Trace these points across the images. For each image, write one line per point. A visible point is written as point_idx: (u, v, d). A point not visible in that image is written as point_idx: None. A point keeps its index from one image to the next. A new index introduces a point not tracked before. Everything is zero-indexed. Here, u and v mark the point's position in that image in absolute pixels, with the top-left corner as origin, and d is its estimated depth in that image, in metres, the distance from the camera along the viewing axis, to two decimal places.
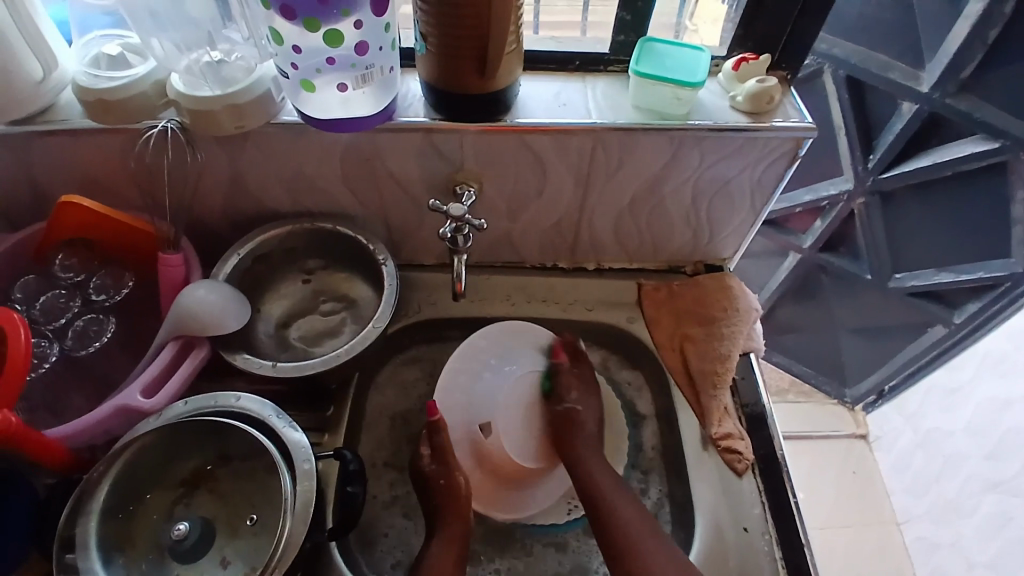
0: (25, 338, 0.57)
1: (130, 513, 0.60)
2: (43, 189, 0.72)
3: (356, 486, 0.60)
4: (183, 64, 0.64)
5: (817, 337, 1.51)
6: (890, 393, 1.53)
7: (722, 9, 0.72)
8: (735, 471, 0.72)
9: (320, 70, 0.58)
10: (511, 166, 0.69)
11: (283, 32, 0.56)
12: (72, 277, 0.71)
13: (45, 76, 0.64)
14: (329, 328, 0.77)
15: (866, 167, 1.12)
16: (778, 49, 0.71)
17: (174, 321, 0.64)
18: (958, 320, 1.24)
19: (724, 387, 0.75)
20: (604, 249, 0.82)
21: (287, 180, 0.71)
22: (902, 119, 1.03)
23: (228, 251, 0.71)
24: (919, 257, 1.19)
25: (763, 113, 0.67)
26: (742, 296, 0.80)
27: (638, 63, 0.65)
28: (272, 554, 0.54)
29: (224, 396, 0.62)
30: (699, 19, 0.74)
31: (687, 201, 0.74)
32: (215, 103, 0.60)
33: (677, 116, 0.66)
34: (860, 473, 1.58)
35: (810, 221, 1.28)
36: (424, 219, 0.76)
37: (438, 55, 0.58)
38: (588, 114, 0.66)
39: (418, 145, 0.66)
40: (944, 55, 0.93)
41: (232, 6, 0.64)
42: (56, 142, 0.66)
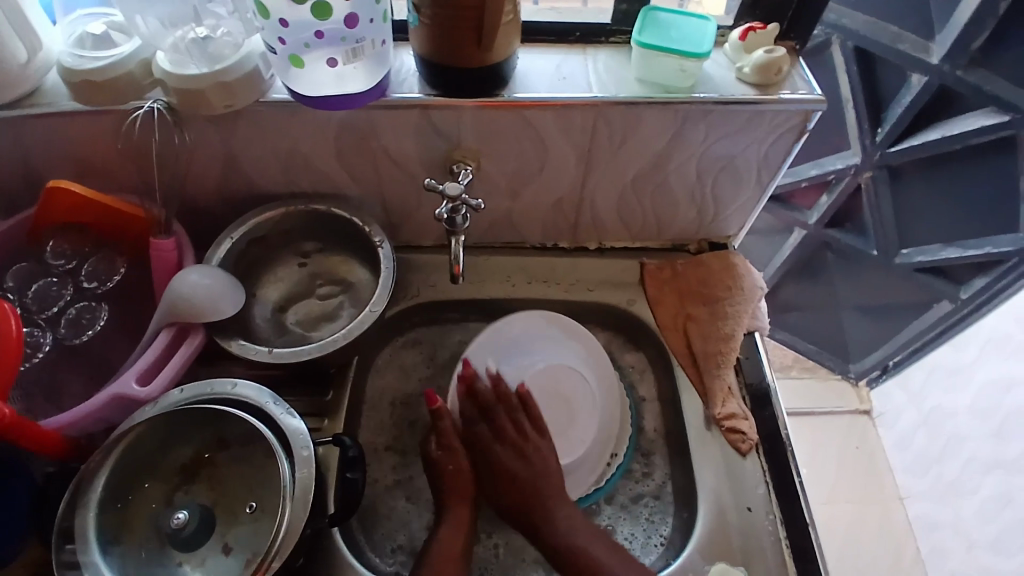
0: (16, 325, 0.55)
1: (128, 503, 0.59)
2: (30, 174, 0.70)
3: (357, 472, 0.59)
4: (169, 41, 0.61)
5: (822, 314, 1.49)
6: (895, 368, 1.51)
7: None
8: (739, 451, 0.71)
9: (309, 45, 0.56)
10: (509, 144, 0.67)
11: (270, 6, 0.53)
12: (65, 262, 0.70)
13: (29, 58, 0.61)
14: (327, 312, 0.75)
15: (874, 140, 1.09)
16: (787, 18, 0.68)
17: (167, 307, 0.63)
18: (964, 297, 1.22)
19: (728, 367, 0.74)
20: (606, 227, 0.80)
21: (280, 160, 0.69)
22: (911, 91, 1.00)
23: (221, 236, 0.70)
24: (925, 233, 1.18)
25: (771, 86, 0.64)
26: (747, 275, 0.78)
27: (640, 34, 0.63)
28: (271, 542, 0.53)
29: (219, 382, 0.61)
30: None
31: (691, 177, 0.72)
32: (201, 82, 0.58)
33: (682, 88, 0.64)
34: (863, 448, 1.58)
35: (816, 196, 1.25)
36: (421, 200, 0.74)
37: (432, 29, 0.56)
38: (589, 89, 0.64)
39: (412, 123, 0.64)
40: (955, 26, 0.90)
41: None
42: (40, 125, 0.64)
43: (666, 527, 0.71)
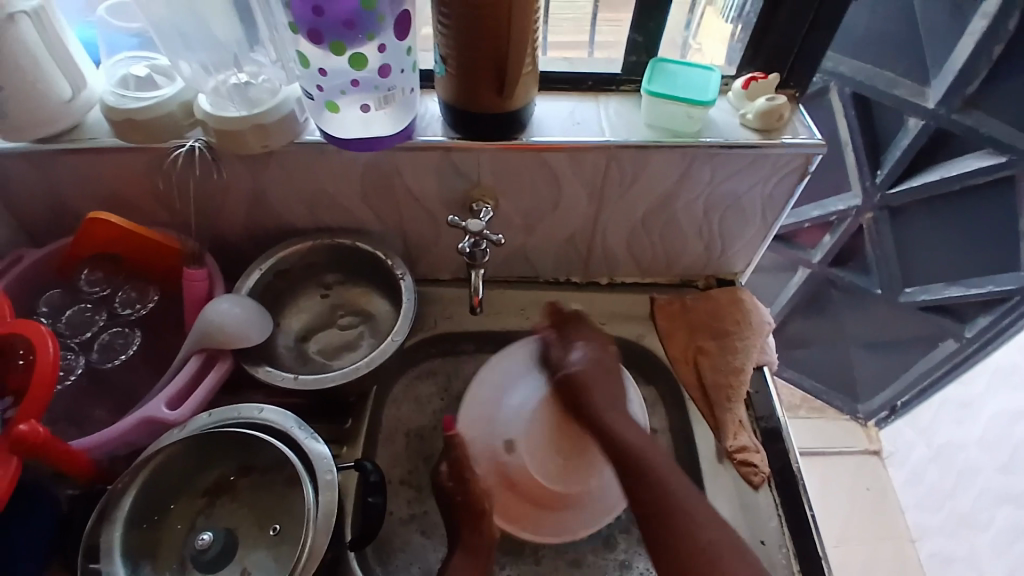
0: (52, 348, 0.58)
1: (154, 524, 0.61)
2: (71, 205, 0.74)
3: (377, 497, 0.60)
4: (210, 85, 0.66)
5: (828, 351, 1.51)
6: (903, 407, 1.52)
7: (729, 29, 0.74)
8: (751, 484, 0.72)
9: (344, 92, 0.60)
10: (526, 183, 0.71)
11: (309, 55, 0.58)
12: (99, 290, 0.73)
13: (74, 95, 0.66)
14: (347, 341, 0.78)
15: (874, 181, 1.13)
16: (787, 68, 0.72)
17: (198, 335, 0.66)
18: (969, 334, 1.24)
19: (738, 400, 0.76)
20: (617, 263, 0.83)
21: (309, 197, 0.72)
22: (909, 135, 1.05)
23: (251, 267, 0.73)
24: (928, 272, 1.20)
25: (772, 130, 0.68)
26: (754, 311, 0.81)
27: (650, 82, 0.67)
28: (295, 562, 0.54)
29: (247, 407, 0.63)
30: (703, 39, 0.76)
31: (699, 215, 0.76)
32: (240, 123, 0.62)
33: (690, 133, 0.68)
34: (874, 489, 1.57)
35: (819, 236, 1.29)
36: (440, 235, 0.78)
37: (458, 76, 0.60)
38: (602, 132, 0.68)
39: (436, 163, 0.68)
40: (950, 70, 0.94)
41: (260, 30, 0.66)
42: (84, 160, 0.68)
43: None
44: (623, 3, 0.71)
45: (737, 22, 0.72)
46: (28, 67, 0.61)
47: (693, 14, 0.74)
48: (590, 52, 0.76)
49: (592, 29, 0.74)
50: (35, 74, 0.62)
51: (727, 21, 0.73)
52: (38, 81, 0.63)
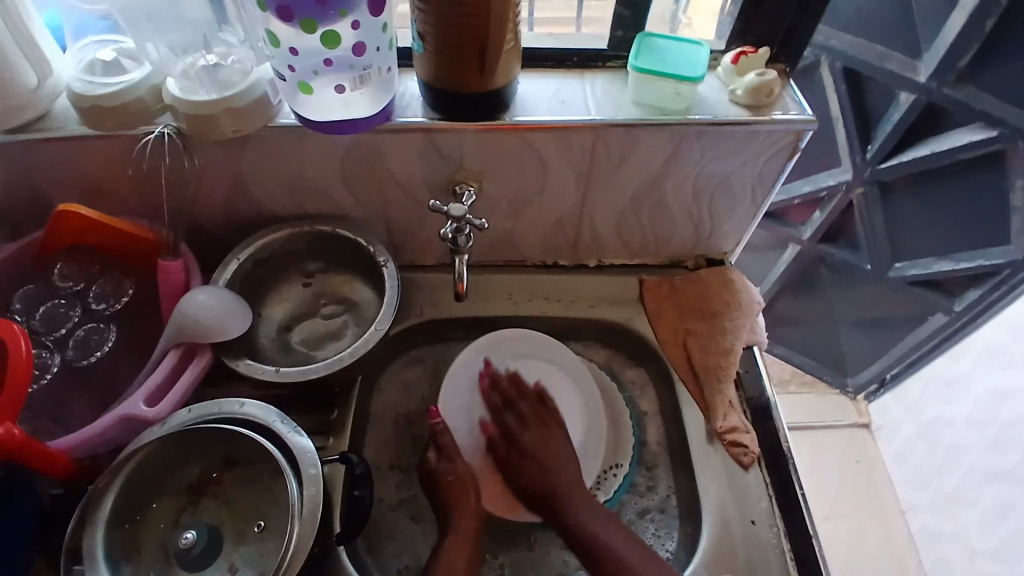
0: (26, 346, 0.56)
1: (136, 523, 0.60)
2: (41, 196, 0.71)
3: (364, 489, 0.59)
4: (180, 68, 0.63)
5: (818, 328, 1.51)
6: (892, 380, 1.52)
7: (718, 2, 0.71)
8: (741, 464, 0.72)
9: (317, 72, 0.58)
10: (510, 166, 0.69)
11: (279, 34, 0.55)
12: (72, 285, 0.71)
13: (40, 83, 0.63)
14: (331, 331, 0.76)
15: (864, 157, 1.12)
16: (778, 42, 0.70)
17: (175, 327, 0.64)
18: (958, 309, 1.24)
19: (728, 380, 0.75)
20: (606, 245, 0.82)
21: (287, 183, 0.70)
22: (899, 109, 1.03)
23: (228, 256, 0.71)
24: (917, 247, 1.20)
25: (763, 107, 0.66)
26: (743, 291, 0.80)
27: (636, 59, 0.65)
28: (280, 560, 0.53)
29: (228, 402, 0.62)
30: (692, 14, 0.73)
31: (688, 195, 0.74)
32: (211, 108, 0.60)
33: (678, 110, 0.66)
34: (863, 462, 1.58)
35: (809, 212, 1.28)
36: (424, 220, 0.76)
37: (436, 56, 0.58)
38: (588, 111, 0.66)
39: (417, 146, 0.65)
40: (941, 45, 0.93)
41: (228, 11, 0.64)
42: (51, 149, 0.66)
43: (673, 541, 0.71)
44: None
45: None
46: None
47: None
48: (577, 28, 0.73)
49: (579, 4, 0.71)
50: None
51: None
52: (4, 70, 0.59)
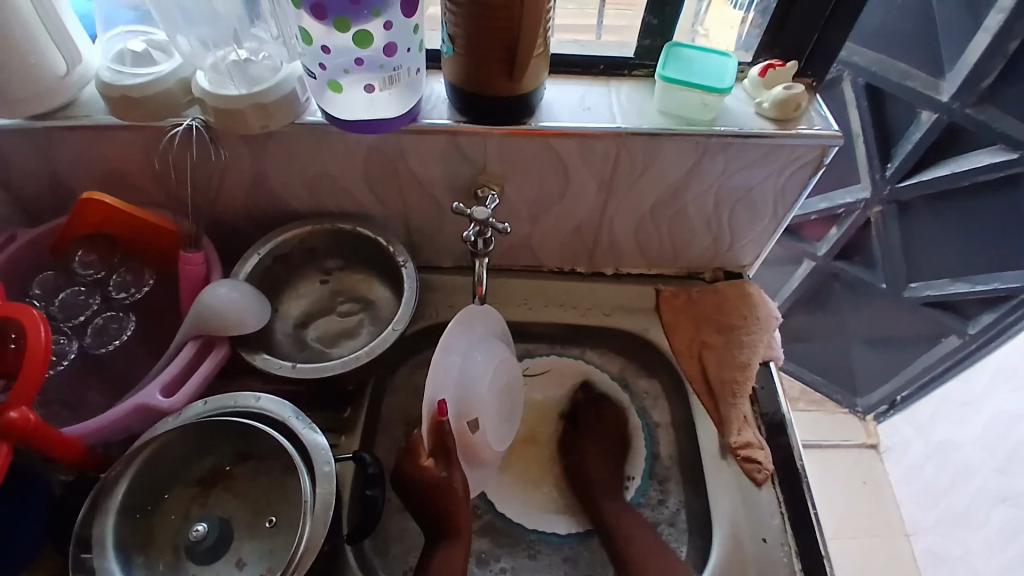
0: (44, 332, 0.56)
1: (147, 513, 0.60)
2: (65, 184, 0.72)
3: (376, 490, 0.59)
4: (210, 61, 0.64)
5: (829, 345, 1.50)
6: (901, 403, 1.52)
7: (739, 16, 0.71)
8: (754, 480, 0.71)
9: (347, 70, 0.58)
10: (533, 171, 0.69)
11: (312, 32, 0.56)
12: (92, 273, 0.72)
13: (68, 70, 0.63)
14: (347, 329, 0.76)
15: (883, 175, 1.11)
16: (805, 56, 0.70)
17: (194, 320, 0.64)
18: (972, 332, 1.23)
19: (743, 395, 0.74)
20: (624, 254, 0.82)
21: (310, 180, 0.70)
22: (921, 128, 1.03)
23: (249, 251, 0.71)
24: (934, 268, 1.19)
25: (788, 121, 0.66)
26: (761, 304, 0.79)
27: (663, 68, 0.65)
28: (291, 558, 0.53)
29: (243, 396, 0.62)
30: (710, 25, 0.72)
31: (709, 207, 0.74)
32: (239, 103, 0.60)
33: (703, 121, 0.66)
34: (871, 482, 1.57)
35: (825, 229, 1.27)
36: (443, 222, 0.76)
37: (465, 58, 0.58)
38: (613, 119, 0.66)
39: (441, 148, 0.66)
40: (963, 67, 0.93)
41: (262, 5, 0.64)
42: (79, 137, 0.66)
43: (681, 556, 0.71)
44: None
45: (749, 9, 0.70)
46: (25, 43, 0.58)
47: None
48: (598, 36, 0.73)
49: (600, 12, 0.71)
50: (27, 50, 0.59)
51: (737, 8, 0.71)
52: (33, 57, 0.60)
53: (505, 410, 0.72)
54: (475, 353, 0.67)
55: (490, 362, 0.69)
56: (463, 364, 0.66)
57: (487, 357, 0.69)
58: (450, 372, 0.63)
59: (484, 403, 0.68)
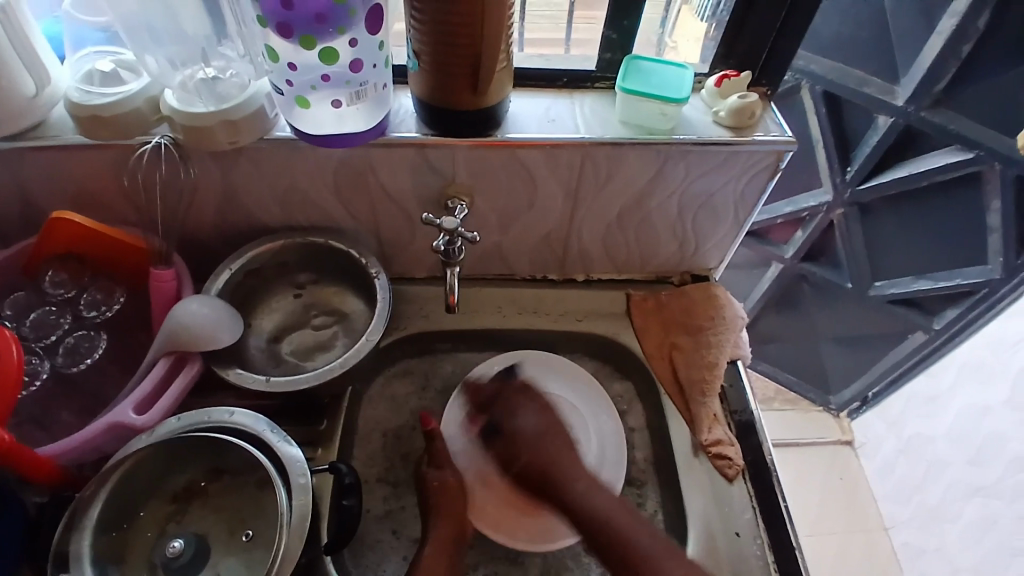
0: (17, 352, 0.56)
1: (122, 531, 0.59)
2: (34, 204, 0.72)
3: (352, 499, 0.59)
4: (178, 80, 0.64)
5: (800, 345, 1.54)
6: (873, 399, 1.56)
7: (703, 27, 0.74)
8: (725, 476, 0.73)
9: (314, 86, 0.59)
10: (502, 181, 0.70)
11: (279, 49, 0.56)
12: (63, 292, 0.71)
13: (37, 92, 0.64)
14: (321, 342, 0.77)
15: (844, 178, 1.15)
16: (760, 67, 0.73)
17: (166, 336, 0.64)
18: (937, 326, 1.27)
19: (712, 394, 0.77)
20: (593, 261, 0.84)
21: (280, 195, 0.71)
22: (878, 133, 1.07)
23: (220, 267, 0.72)
24: (896, 266, 1.23)
25: (745, 128, 0.69)
26: (728, 305, 0.82)
27: (624, 80, 0.67)
28: (268, 569, 0.53)
29: (216, 411, 0.62)
30: (678, 38, 0.75)
31: (673, 213, 0.76)
32: (208, 119, 0.61)
33: (663, 130, 0.68)
34: (846, 479, 1.60)
35: (791, 232, 1.31)
36: (416, 233, 0.77)
37: (432, 74, 0.60)
38: (577, 130, 0.68)
39: (411, 160, 0.67)
40: (919, 69, 0.96)
41: (227, 25, 0.64)
42: (47, 158, 0.66)
43: None
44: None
45: (710, 20, 0.72)
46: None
47: (669, 12, 0.73)
48: (566, 49, 0.75)
49: (568, 26, 0.74)
50: None
51: (700, 19, 0.73)
52: (1, 76, 0.60)
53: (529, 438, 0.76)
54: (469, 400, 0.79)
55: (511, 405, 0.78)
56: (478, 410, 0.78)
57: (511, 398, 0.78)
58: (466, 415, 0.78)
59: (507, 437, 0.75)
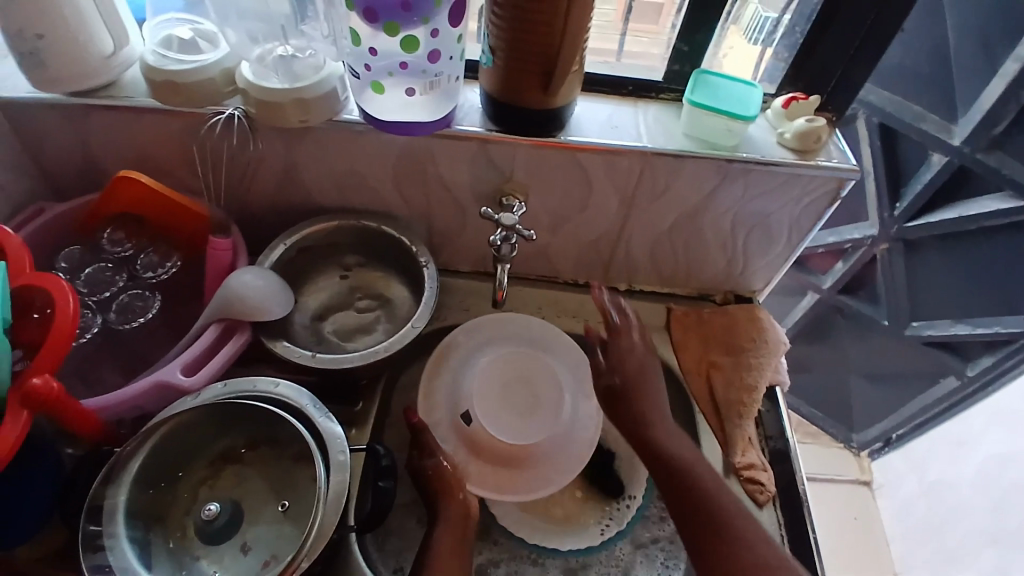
0: (73, 301, 0.58)
1: (161, 489, 0.61)
2: (100, 163, 0.74)
3: (388, 482, 0.60)
4: (256, 53, 0.65)
5: (828, 379, 1.51)
6: (897, 440, 1.53)
7: (757, 50, 0.74)
8: (756, 502, 0.72)
9: (392, 73, 0.60)
10: (559, 182, 0.70)
11: (361, 33, 0.58)
12: (120, 250, 0.73)
13: (114, 52, 0.66)
14: (363, 325, 0.78)
15: (892, 214, 1.13)
16: (827, 91, 0.72)
17: (220, 303, 0.65)
18: (971, 373, 1.25)
19: (749, 417, 0.76)
20: (638, 271, 0.83)
21: (339, 177, 0.72)
22: (931, 169, 1.05)
23: (275, 241, 0.73)
24: (937, 307, 1.21)
25: (809, 152, 0.68)
26: (771, 330, 0.81)
27: (692, 93, 0.67)
28: (303, 542, 0.54)
29: (262, 381, 0.63)
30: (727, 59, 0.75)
31: (725, 231, 0.76)
32: (282, 96, 0.62)
33: (726, 147, 0.68)
34: (861, 519, 1.58)
35: (831, 263, 1.28)
36: (465, 227, 0.78)
37: (504, 69, 0.60)
38: (639, 139, 0.68)
39: (471, 154, 0.67)
40: (978, 111, 0.95)
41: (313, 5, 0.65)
42: (116, 119, 0.68)
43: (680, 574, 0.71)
44: (660, 16, 0.72)
45: (765, 44, 0.73)
46: (73, 18, 0.61)
47: (724, 33, 0.72)
48: (617, 58, 0.76)
49: (622, 39, 0.74)
50: (74, 24, 0.62)
51: (752, 43, 0.74)
52: (79, 32, 0.62)
53: (512, 402, 0.76)
54: (450, 372, 0.77)
55: (481, 368, 0.76)
56: (455, 381, 0.77)
57: (481, 364, 0.77)
58: (440, 392, 0.76)
59: (480, 401, 0.74)
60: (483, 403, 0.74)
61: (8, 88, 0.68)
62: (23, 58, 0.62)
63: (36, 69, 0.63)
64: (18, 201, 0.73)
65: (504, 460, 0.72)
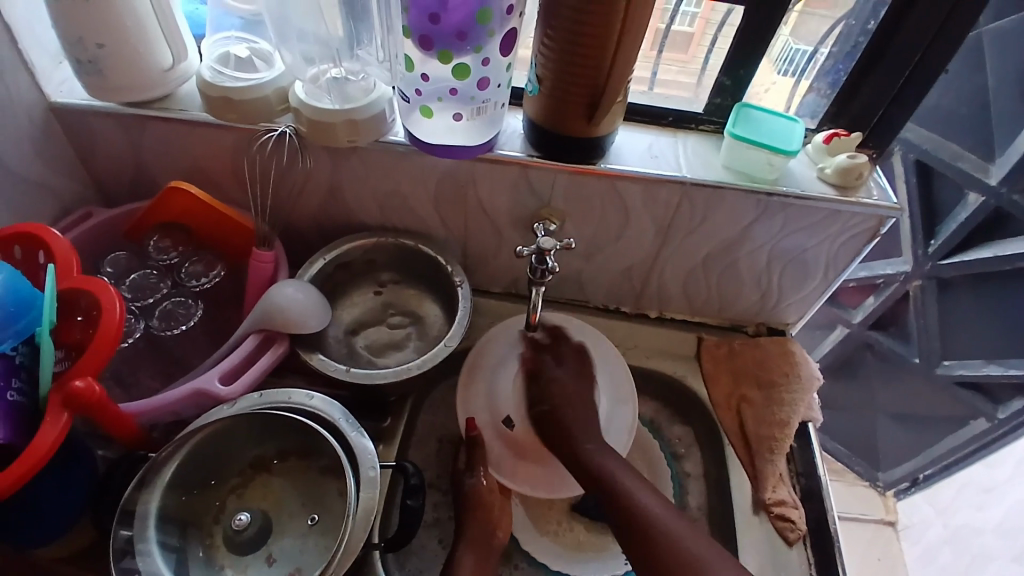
0: (120, 310, 0.59)
1: (194, 495, 0.62)
2: (149, 171, 0.76)
3: (417, 501, 0.60)
4: (310, 73, 0.67)
5: (854, 416, 1.48)
6: (924, 481, 1.49)
7: (791, 83, 0.74)
8: (786, 540, 0.71)
9: (442, 98, 0.61)
10: (596, 210, 0.71)
11: (414, 60, 0.59)
12: (166, 257, 0.75)
13: (172, 66, 0.68)
14: (394, 341, 0.78)
15: (926, 251, 1.12)
16: (869, 128, 0.72)
17: (262, 314, 0.67)
18: (1002, 416, 1.22)
19: (780, 453, 0.75)
20: (670, 300, 0.84)
21: (381, 197, 0.74)
22: (967, 209, 1.04)
23: (315, 255, 0.75)
24: (969, 347, 1.18)
25: (850, 188, 0.68)
26: (804, 364, 0.80)
27: (734, 126, 0.67)
28: (330, 560, 0.54)
29: (297, 393, 0.63)
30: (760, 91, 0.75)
31: (761, 263, 0.75)
32: (333, 117, 0.64)
33: (767, 180, 0.68)
34: (885, 560, 1.53)
35: (862, 297, 1.27)
36: (500, 248, 0.79)
37: (550, 99, 0.62)
38: (679, 169, 0.68)
39: (512, 179, 0.69)
40: (1017, 150, 0.94)
41: (374, 30, 0.67)
42: (168, 129, 0.70)
43: None
44: (691, 45, 0.72)
45: (801, 77, 0.73)
46: (133, 31, 0.64)
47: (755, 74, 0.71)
48: (649, 86, 0.76)
49: (652, 72, 0.75)
50: (136, 38, 0.64)
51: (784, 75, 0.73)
52: (140, 45, 0.65)
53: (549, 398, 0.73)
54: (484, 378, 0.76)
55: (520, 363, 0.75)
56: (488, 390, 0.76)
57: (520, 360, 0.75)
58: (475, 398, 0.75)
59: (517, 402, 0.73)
60: (517, 406, 0.72)
61: (64, 94, 0.70)
62: (82, 66, 0.65)
63: (94, 78, 0.66)
64: (66, 205, 0.76)
65: (533, 475, 0.72)
